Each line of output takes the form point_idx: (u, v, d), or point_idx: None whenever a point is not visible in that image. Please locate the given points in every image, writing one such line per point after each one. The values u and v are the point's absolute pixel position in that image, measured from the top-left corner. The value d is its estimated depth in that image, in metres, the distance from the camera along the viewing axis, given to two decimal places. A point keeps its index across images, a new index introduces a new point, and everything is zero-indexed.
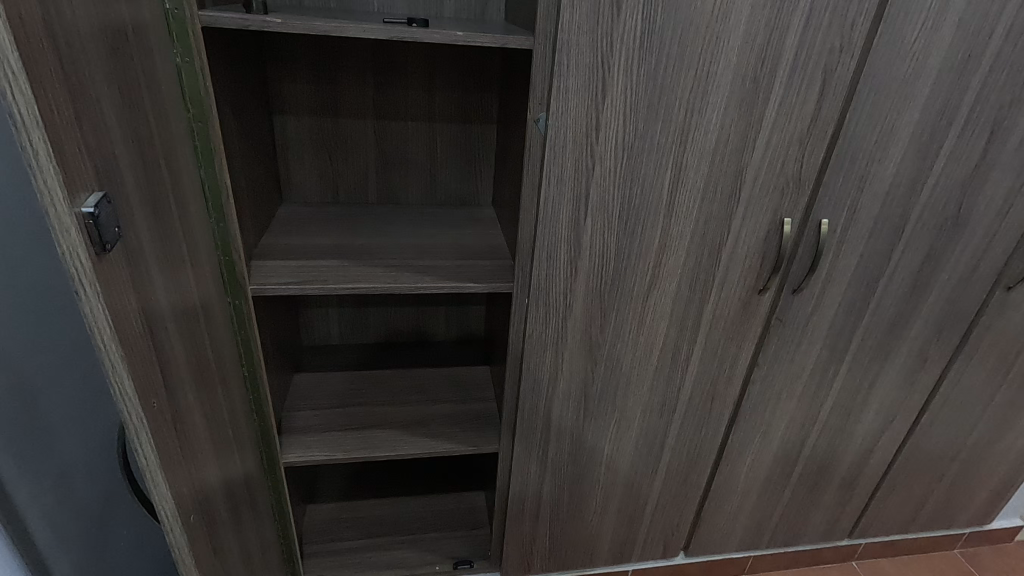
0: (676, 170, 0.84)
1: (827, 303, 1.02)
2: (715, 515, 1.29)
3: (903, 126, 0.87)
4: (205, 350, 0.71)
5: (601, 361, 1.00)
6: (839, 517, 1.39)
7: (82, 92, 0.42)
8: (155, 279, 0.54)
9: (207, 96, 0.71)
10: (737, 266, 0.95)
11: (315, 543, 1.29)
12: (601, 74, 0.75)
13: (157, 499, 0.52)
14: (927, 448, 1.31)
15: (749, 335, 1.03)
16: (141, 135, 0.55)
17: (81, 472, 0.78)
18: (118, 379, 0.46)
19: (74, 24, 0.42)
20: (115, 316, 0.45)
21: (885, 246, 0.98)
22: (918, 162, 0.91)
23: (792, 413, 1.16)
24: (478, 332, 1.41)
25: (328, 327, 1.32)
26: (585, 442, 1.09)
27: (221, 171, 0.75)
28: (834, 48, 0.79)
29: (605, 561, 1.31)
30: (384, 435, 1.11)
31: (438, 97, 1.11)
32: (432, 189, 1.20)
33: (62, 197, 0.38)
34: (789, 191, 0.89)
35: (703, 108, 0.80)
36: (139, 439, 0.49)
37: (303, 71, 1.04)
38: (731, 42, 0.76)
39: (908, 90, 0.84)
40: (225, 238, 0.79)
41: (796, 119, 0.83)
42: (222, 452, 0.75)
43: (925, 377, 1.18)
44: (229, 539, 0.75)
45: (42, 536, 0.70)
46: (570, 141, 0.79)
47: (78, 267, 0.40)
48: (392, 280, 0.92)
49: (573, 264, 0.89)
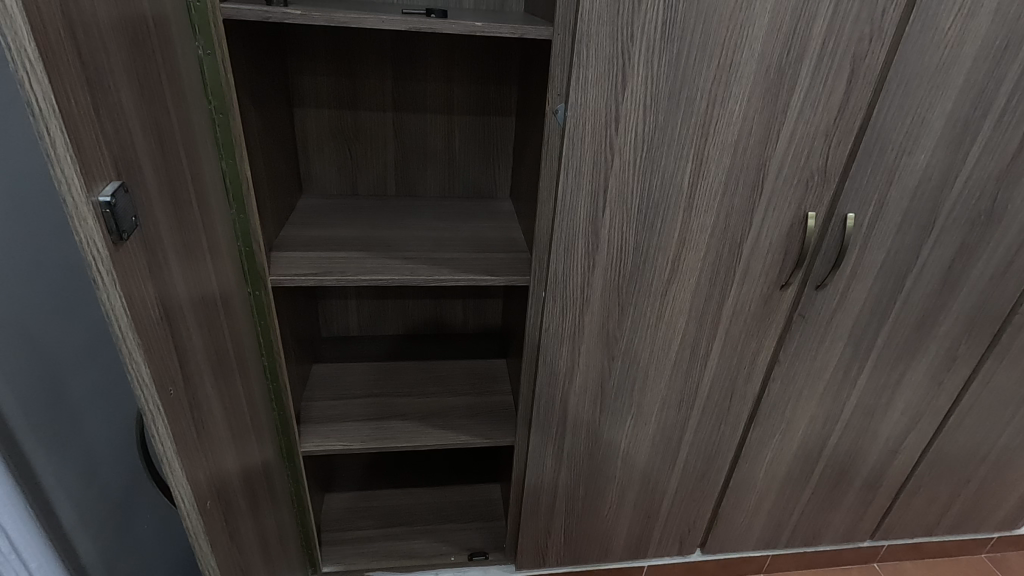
0: (698, 162, 0.82)
1: (852, 299, 1.00)
2: (733, 512, 1.27)
3: (935, 118, 0.84)
4: (224, 339, 0.72)
5: (618, 355, 0.99)
6: (862, 518, 1.36)
7: (101, 83, 0.43)
8: (173, 269, 0.55)
9: (228, 88, 0.71)
10: (760, 261, 0.93)
11: (332, 531, 1.31)
12: (621, 65, 0.74)
13: (174, 484, 0.53)
14: (955, 449, 1.27)
15: (770, 331, 1.01)
16: (161, 124, 0.56)
17: (105, 457, 0.80)
18: (135, 366, 0.46)
19: (94, 17, 0.42)
20: (132, 304, 0.45)
21: (914, 242, 0.95)
22: (950, 155, 0.88)
23: (814, 411, 1.14)
24: (495, 324, 1.40)
25: (346, 318, 1.32)
26: (602, 437, 1.08)
27: (242, 162, 0.76)
28: (864, 37, 0.76)
29: (621, 556, 1.30)
30: (401, 426, 1.12)
31: (457, 89, 1.11)
32: (450, 182, 1.20)
33: (79, 185, 0.38)
34: (813, 184, 0.87)
35: (725, 100, 0.78)
36: (156, 425, 0.50)
37: (323, 63, 1.04)
38: (756, 30, 0.74)
39: (943, 79, 0.81)
40: (245, 230, 0.81)
41: (823, 111, 0.81)
42: (241, 440, 0.76)
43: (954, 377, 1.15)
44: (247, 526, 0.76)
45: (70, 519, 0.72)
46: (588, 133, 0.78)
47: (95, 255, 0.40)
48: (410, 272, 0.92)
49: (590, 257, 0.88)
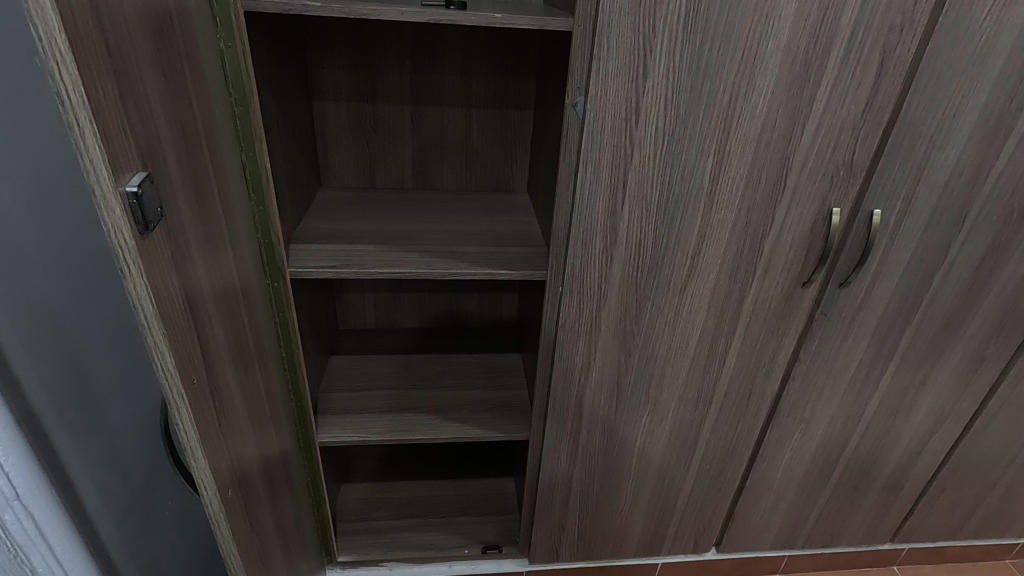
0: (719, 157, 0.81)
1: (876, 298, 0.98)
2: (749, 512, 1.26)
3: (967, 112, 0.82)
4: (244, 329, 0.72)
5: (635, 351, 0.98)
6: (882, 520, 1.34)
7: (127, 74, 0.43)
8: (197, 260, 0.56)
9: (249, 80, 0.72)
10: (781, 258, 0.91)
11: (348, 521, 1.32)
12: (643, 57, 0.73)
13: (197, 473, 0.54)
14: (980, 452, 1.24)
15: (791, 329, 1.00)
16: (184, 116, 0.56)
17: (129, 443, 0.82)
18: (160, 356, 0.47)
19: (121, 8, 0.42)
20: (157, 294, 0.46)
21: (942, 239, 0.93)
22: (983, 150, 0.85)
23: (834, 410, 1.12)
24: (510, 318, 1.40)
25: (363, 311, 1.33)
26: (617, 432, 1.08)
27: (262, 155, 0.76)
28: (894, 27, 0.74)
29: (635, 553, 1.30)
30: (417, 418, 1.12)
31: (475, 82, 1.10)
32: (467, 175, 1.20)
33: (107, 176, 0.39)
34: (839, 179, 0.85)
35: (749, 93, 0.77)
36: (179, 414, 0.50)
37: (342, 56, 1.05)
38: (782, 21, 0.72)
39: (977, 70, 0.79)
40: (265, 222, 0.81)
41: (850, 104, 0.79)
42: (260, 430, 0.77)
43: (982, 378, 1.12)
44: (266, 515, 0.78)
45: (95, 504, 0.73)
46: (608, 126, 0.77)
47: (122, 245, 0.41)
48: (427, 265, 0.92)
49: (608, 252, 0.87)
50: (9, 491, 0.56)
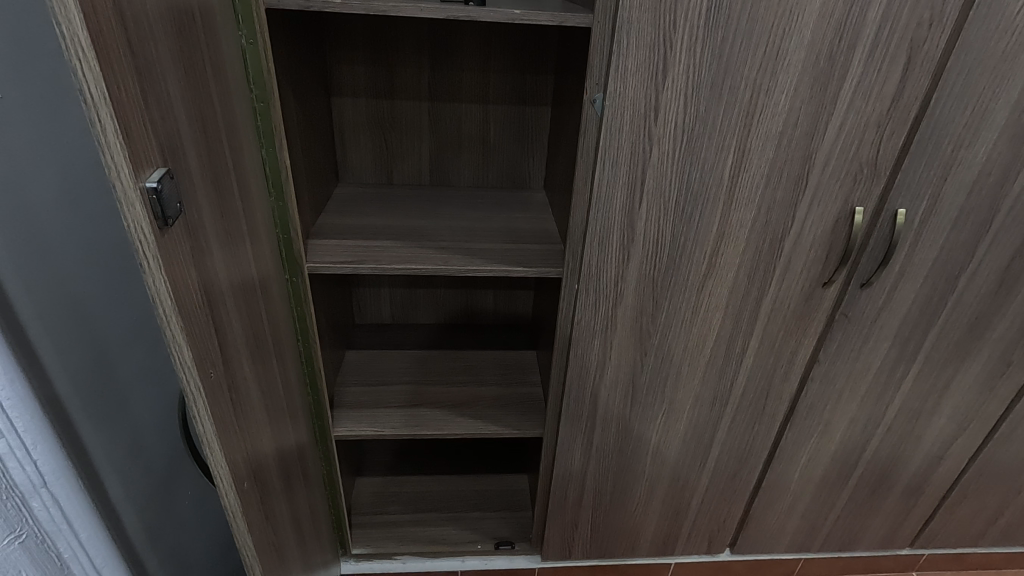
0: (740, 154, 0.80)
1: (898, 299, 0.96)
2: (765, 513, 1.24)
3: (998, 109, 0.79)
4: (262, 323, 0.73)
5: (651, 350, 0.97)
6: (901, 524, 1.31)
7: (150, 72, 0.44)
8: (216, 256, 0.57)
9: (269, 76, 0.72)
10: (801, 257, 0.90)
11: (362, 514, 1.34)
12: (662, 53, 0.72)
13: (213, 463, 0.55)
14: (1005, 458, 1.21)
15: (811, 330, 0.98)
16: (205, 112, 0.57)
17: (151, 433, 0.83)
18: (177, 348, 0.48)
19: (144, 8, 0.43)
20: (176, 287, 0.46)
21: (969, 239, 0.90)
22: (1014, 148, 0.83)
23: (854, 413, 1.10)
24: (525, 315, 1.40)
25: (379, 305, 1.34)
26: (632, 431, 1.07)
27: (282, 151, 0.77)
28: (923, 22, 0.72)
29: (648, 552, 1.29)
30: (431, 414, 1.13)
31: (493, 79, 1.10)
32: (483, 172, 1.19)
33: (128, 173, 0.39)
34: (862, 178, 0.83)
35: (771, 90, 0.75)
36: (196, 405, 0.51)
37: (362, 52, 1.05)
38: (806, 16, 0.71)
39: (1008, 67, 0.76)
40: (283, 218, 0.82)
41: (875, 101, 0.77)
42: (277, 423, 0.78)
43: (1008, 383, 1.09)
44: (282, 507, 0.79)
45: (117, 493, 0.75)
46: (626, 123, 0.76)
47: (142, 239, 0.41)
48: (442, 261, 0.92)
49: (625, 251, 0.86)
50: (37, 478, 0.58)
